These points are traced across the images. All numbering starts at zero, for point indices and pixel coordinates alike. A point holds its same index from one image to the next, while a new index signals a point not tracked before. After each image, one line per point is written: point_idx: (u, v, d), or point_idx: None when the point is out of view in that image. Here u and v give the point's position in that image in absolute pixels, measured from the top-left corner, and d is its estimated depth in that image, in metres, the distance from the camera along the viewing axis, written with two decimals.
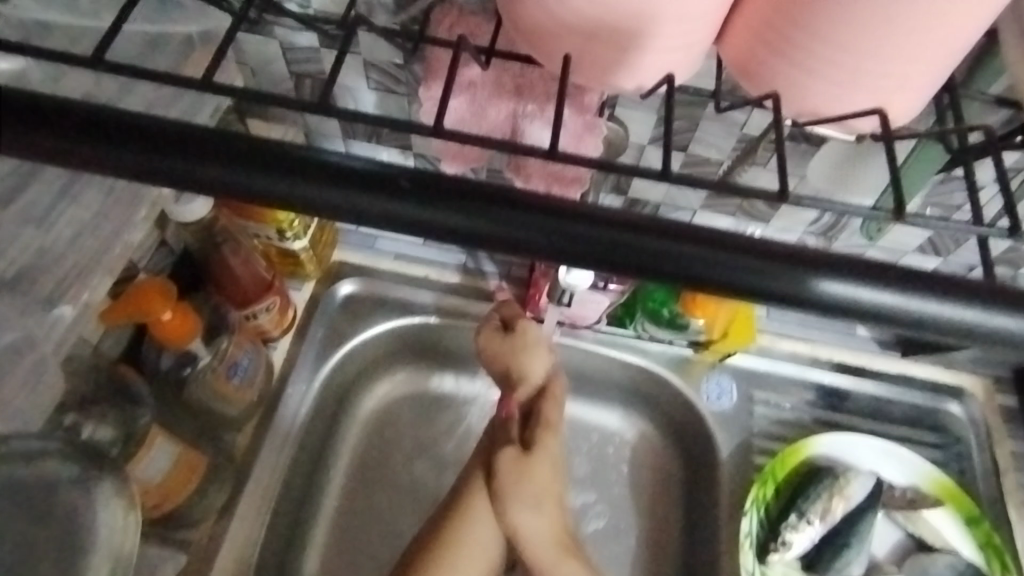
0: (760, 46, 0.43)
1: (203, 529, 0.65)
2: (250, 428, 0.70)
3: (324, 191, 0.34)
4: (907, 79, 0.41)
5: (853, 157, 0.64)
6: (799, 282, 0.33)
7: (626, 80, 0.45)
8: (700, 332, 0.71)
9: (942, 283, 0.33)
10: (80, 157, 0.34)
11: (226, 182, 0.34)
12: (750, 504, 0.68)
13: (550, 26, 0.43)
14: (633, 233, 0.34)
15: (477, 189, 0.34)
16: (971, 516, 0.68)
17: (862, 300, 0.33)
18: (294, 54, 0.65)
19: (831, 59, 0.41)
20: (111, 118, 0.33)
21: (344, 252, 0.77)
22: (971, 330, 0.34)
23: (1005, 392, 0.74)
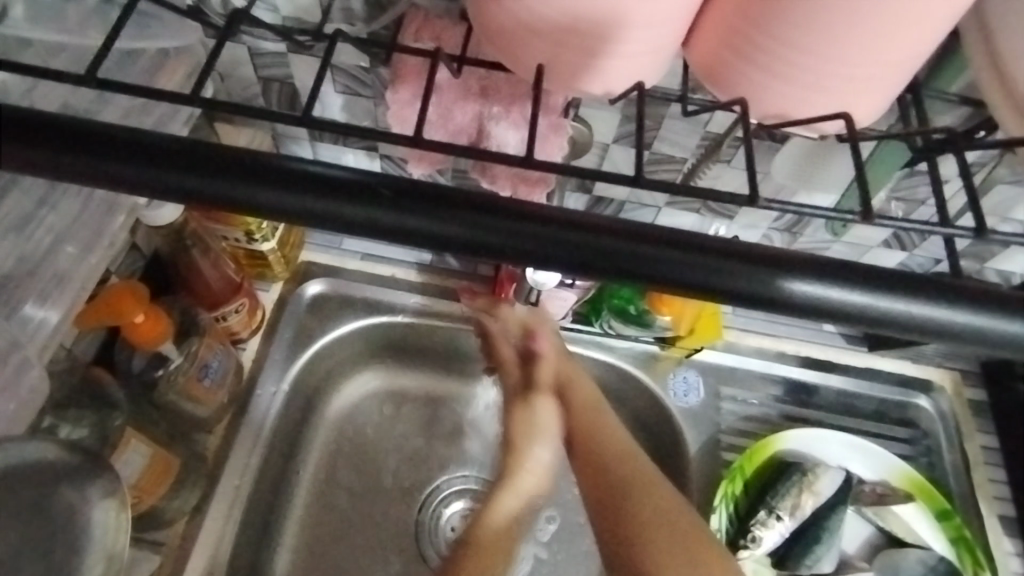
0: (725, 50, 0.43)
1: (176, 529, 0.66)
2: (221, 428, 0.70)
3: (292, 196, 0.34)
4: (867, 82, 0.41)
5: (814, 154, 0.65)
6: (761, 278, 0.33)
7: (592, 84, 0.46)
8: (667, 329, 0.71)
9: (907, 282, 0.33)
10: (24, 164, 0.33)
11: (184, 186, 0.34)
12: (720, 500, 0.68)
13: (507, 29, 0.43)
14: (597, 232, 0.34)
15: (446, 194, 0.34)
16: (941, 511, 0.68)
17: (826, 297, 0.33)
18: (262, 59, 0.66)
19: (793, 62, 0.41)
20: (77, 124, 0.34)
21: (313, 253, 0.78)
22: (930, 326, 0.33)
23: (972, 386, 0.75)
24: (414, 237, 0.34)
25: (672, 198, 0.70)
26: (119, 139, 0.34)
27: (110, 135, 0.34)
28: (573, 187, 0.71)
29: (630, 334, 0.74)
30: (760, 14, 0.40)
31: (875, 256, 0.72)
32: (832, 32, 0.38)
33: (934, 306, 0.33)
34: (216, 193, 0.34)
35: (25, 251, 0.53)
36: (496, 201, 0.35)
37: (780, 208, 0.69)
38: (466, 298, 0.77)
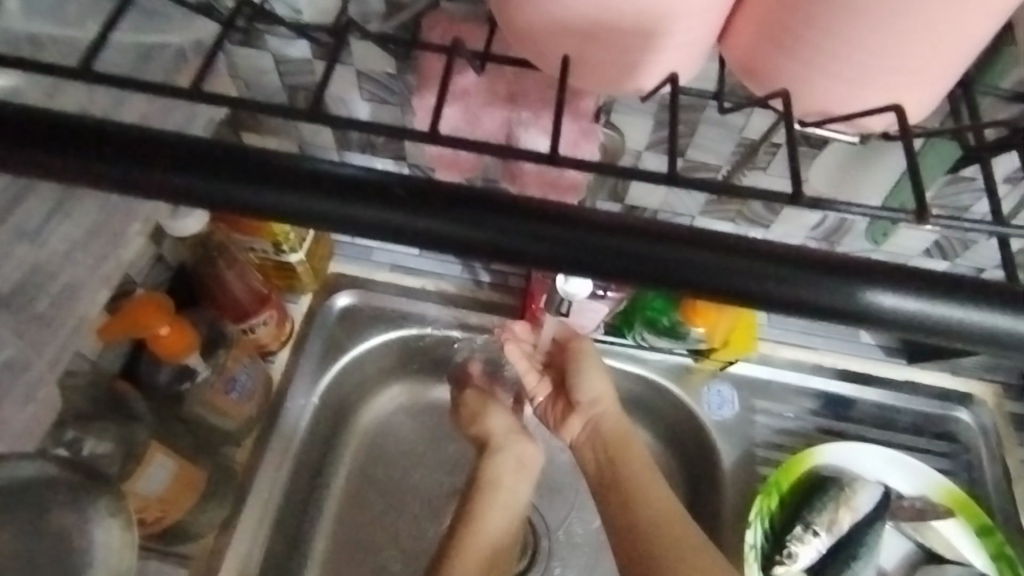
0: (765, 44, 0.41)
1: (204, 543, 0.65)
2: (249, 442, 0.69)
3: (314, 202, 0.32)
4: (920, 76, 0.39)
5: (855, 160, 0.62)
6: (816, 286, 0.31)
7: (626, 80, 0.43)
8: (701, 340, 0.69)
9: (981, 291, 0.30)
10: (71, 172, 0.33)
11: (210, 193, 0.33)
12: (755, 516, 0.66)
13: (544, 31, 0.41)
14: (637, 236, 0.31)
15: (474, 196, 0.32)
16: (982, 527, 0.66)
17: (888, 307, 0.30)
18: (287, 67, 0.64)
19: (840, 57, 0.39)
20: (104, 133, 0.33)
21: (340, 264, 0.77)
22: (1019, 342, 0.30)
23: (1014, 398, 0.73)
24: (447, 245, 0.32)
25: (707, 206, 0.68)
26: (163, 148, 0.33)
27: (156, 145, 0.33)
28: (604, 196, 0.69)
29: (663, 346, 0.72)
30: (809, 8, 0.38)
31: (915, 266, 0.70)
32: (882, 23, 0.36)
33: (1015, 316, 0.30)
34: (243, 200, 0.33)
35: (37, 260, 0.52)
36: (531, 204, 0.32)
37: (819, 216, 0.67)
38: (493, 307, 0.76)
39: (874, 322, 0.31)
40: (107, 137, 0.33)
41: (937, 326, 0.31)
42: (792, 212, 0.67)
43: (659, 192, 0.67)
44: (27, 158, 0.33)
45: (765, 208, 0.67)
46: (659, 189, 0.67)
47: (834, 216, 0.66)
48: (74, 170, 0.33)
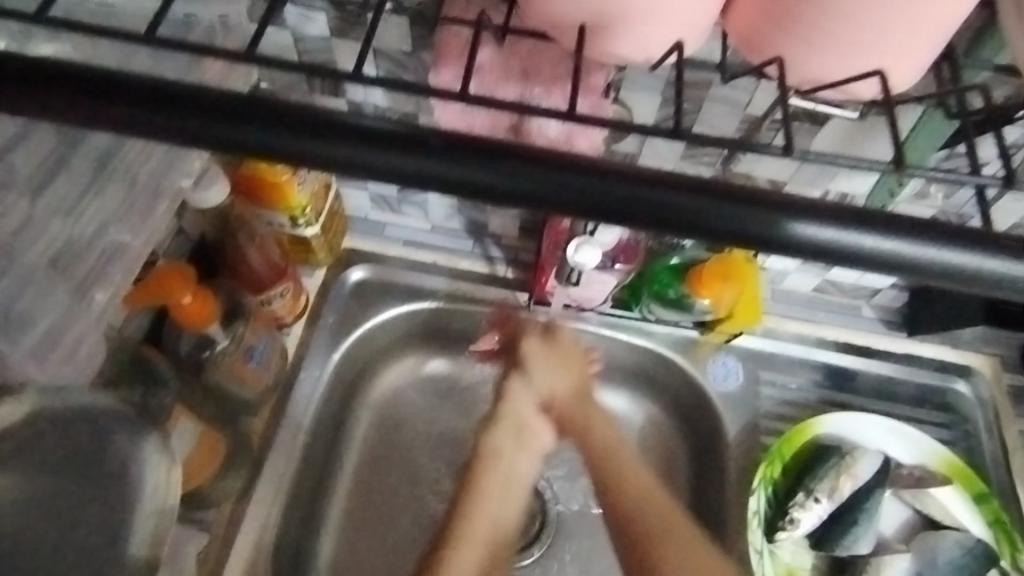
0: (764, 15, 0.43)
1: (224, 509, 0.67)
2: (266, 412, 0.71)
3: (324, 146, 0.35)
4: (909, 44, 0.40)
5: (858, 134, 0.64)
6: (777, 223, 0.34)
7: (631, 51, 0.44)
8: (707, 312, 0.71)
9: (925, 228, 0.34)
10: (127, 124, 0.35)
11: (232, 138, 0.35)
12: (758, 483, 0.69)
13: (551, 3, 0.43)
14: (619, 178, 0.34)
15: (470, 141, 0.35)
16: (978, 494, 0.69)
17: (841, 242, 0.34)
18: (306, 45, 0.66)
19: (831, 26, 0.40)
20: (144, 87, 0.34)
21: (354, 238, 0.79)
22: (959, 274, 0.34)
23: (1012, 372, 0.75)
24: (448, 186, 0.35)
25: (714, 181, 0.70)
26: (207, 97, 0.35)
27: (201, 97, 0.35)
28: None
29: (668, 318, 0.74)
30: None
31: None
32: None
33: (956, 251, 0.34)
34: (281, 147, 0.35)
35: (73, 235, 0.53)
36: (549, 155, 0.35)
37: (822, 192, 0.68)
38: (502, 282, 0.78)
39: (858, 260, 0.34)
40: (147, 90, 0.35)
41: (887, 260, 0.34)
42: (796, 186, 0.68)
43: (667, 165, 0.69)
44: (69, 109, 0.34)
45: (770, 182, 0.69)
46: (667, 164, 0.69)
47: (836, 192, 0.68)
48: (123, 120, 0.35)
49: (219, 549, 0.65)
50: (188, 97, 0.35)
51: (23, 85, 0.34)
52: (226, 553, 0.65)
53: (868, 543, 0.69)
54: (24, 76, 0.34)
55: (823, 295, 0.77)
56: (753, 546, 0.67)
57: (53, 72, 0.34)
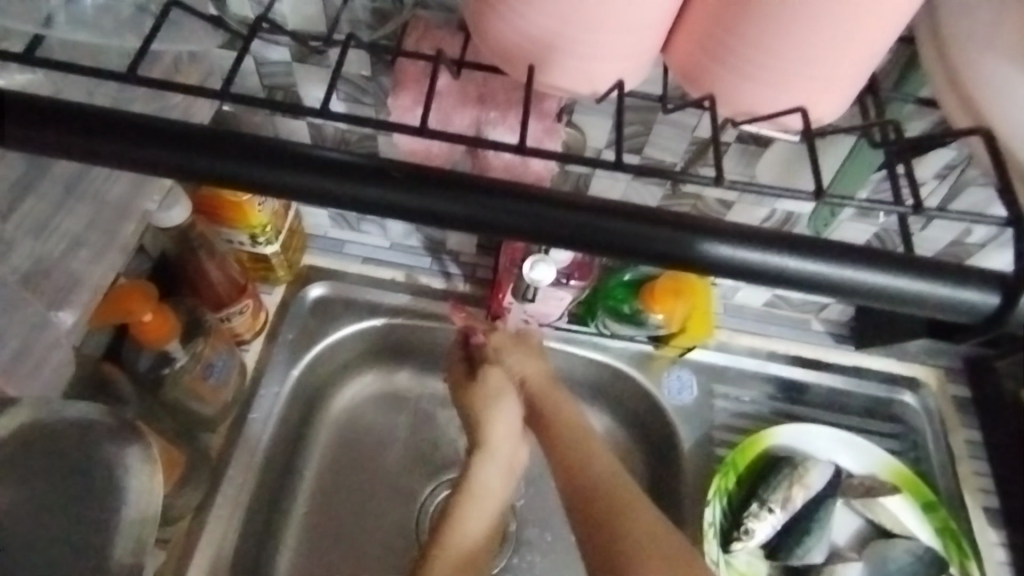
0: (701, 50, 0.45)
1: (181, 527, 0.66)
2: (224, 428, 0.71)
3: (276, 173, 0.37)
4: (829, 84, 0.44)
5: (799, 156, 0.66)
6: (694, 245, 0.37)
7: (581, 85, 0.46)
8: (660, 326, 0.73)
9: (830, 249, 0.37)
10: (76, 151, 0.36)
11: (184, 164, 0.36)
12: (713, 494, 0.70)
13: (502, 36, 0.45)
14: (550, 204, 0.37)
15: (413, 170, 0.37)
16: (927, 502, 0.71)
17: (755, 262, 0.37)
18: (267, 69, 0.68)
19: (760, 62, 0.43)
20: (93, 115, 0.36)
21: (314, 256, 0.80)
22: (862, 289, 0.37)
23: (955, 382, 0.79)
24: (393, 211, 0.37)
25: (667, 200, 0.72)
26: (144, 125, 0.36)
27: (143, 124, 0.36)
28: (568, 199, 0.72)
29: (624, 331, 0.75)
30: (731, 17, 0.42)
31: None
32: (794, 31, 0.41)
33: (859, 270, 0.37)
34: (235, 172, 0.36)
35: (44, 254, 0.53)
36: (485, 181, 0.37)
37: (768, 209, 0.71)
38: (461, 298, 0.80)
39: (784, 282, 0.37)
40: (96, 118, 0.36)
41: (798, 277, 0.37)
42: (744, 205, 0.71)
43: (619, 185, 0.71)
44: (15, 135, 0.36)
45: (719, 201, 0.71)
46: (620, 182, 0.70)
47: (782, 210, 0.71)
48: (68, 145, 0.36)
49: (175, 569, 0.64)
50: (139, 126, 0.36)
51: None
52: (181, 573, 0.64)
53: (821, 554, 0.70)
54: None
55: (774, 310, 0.80)
56: (709, 557, 0.67)
57: (6, 98, 0.36)
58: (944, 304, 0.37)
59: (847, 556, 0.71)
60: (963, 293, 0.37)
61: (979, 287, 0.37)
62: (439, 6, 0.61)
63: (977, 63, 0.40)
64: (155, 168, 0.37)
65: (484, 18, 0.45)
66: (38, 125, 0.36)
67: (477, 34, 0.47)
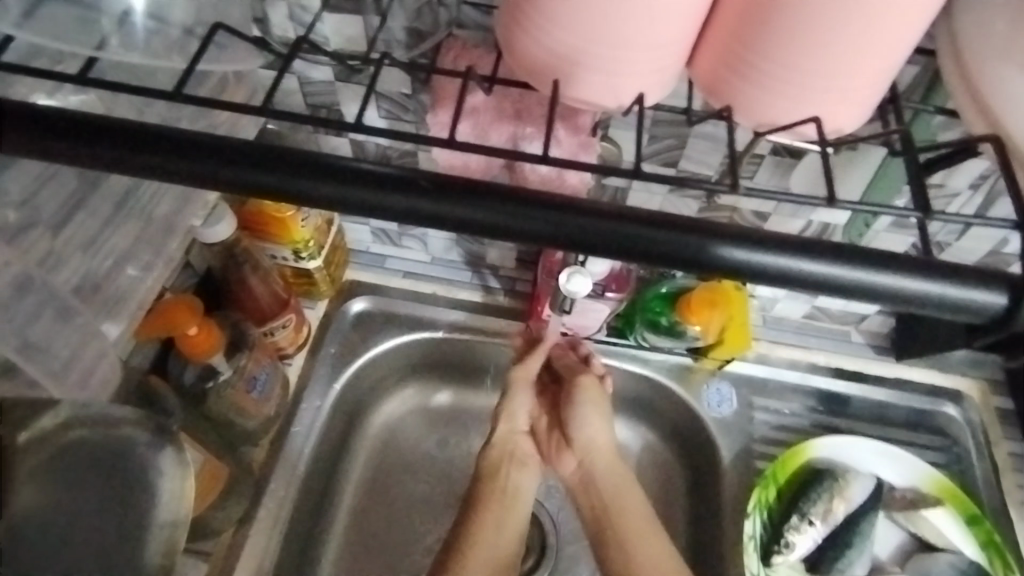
0: (724, 63, 0.45)
1: (223, 539, 0.67)
2: (266, 442, 0.72)
3: (316, 184, 0.38)
4: (852, 93, 0.44)
5: (834, 166, 0.66)
6: (719, 250, 0.37)
7: (608, 98, 0.47)
8: (698, 338, 0.73)
9: (857, 254, 0.37)
10: (138, 167, 0.38)
11: (233, 178, 0.38)
12: (753, 507, 0.69)
13: (529, 53, 0.45)
14: (577, 211, 0.38)
15: (444, 180, 0.38)
16: (971, 516, 0.69)
17: (781, 266, 0.37)
18: (312, 88, 0.69)
19: (780, 72, 0.43)
20: (153, 133, 0.38)
21: (357, 272, 0.82)
22: (889, 292, 0.37)
23: (999, 395, 0.79)
24: (426, 219, 0.38)
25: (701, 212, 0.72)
26: (201, 143, 0.38)
27: (209, 144, 0.38)
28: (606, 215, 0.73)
29: (661, 342, 0.76)
30: (754, 30, 0.42)
31: None
32: (816, 42, 0.41)
33: (886, 274, 0.37)
34: (279, 185, 0.38)
35: (91, 270, 0.55)
36: (515, 190, 0.38)
37: (804, 222, 0.70)
38: (500, 312, 0.81)
39: (810, 286, 0.38)
40: (155, 136, 0.38)
41: (825, 281, 0.37)
42: (780, 216, 0.70)
43: (656, 198, 0.71)
44: (89, 154, 0.38)
45: (755, 212, 0.71)
46: (656, 197, 0.71)
47: (818, 221, 0.70)
48: (133, 162, 0.38)
49: None
50: (193, 143, 0.38)
51: (50, 134, 0.37)
52: None
53: (862, 568, 0.70)
54: (61, 126, 0.37)
55: (814, 322, 0.81)
56: (749, 571, 0.67)
57: (83, 121, 0.38)
58: (947, 305, 0.37)
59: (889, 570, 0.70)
60: (968, 293, 0.37)
61: (986, 288, 0.37)
62: (475, 25, 0.62)
63: (1006, 76, 0.40)
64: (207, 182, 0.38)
65: (512, 36, 0.46)
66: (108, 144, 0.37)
67: (507, 52, 0.48)
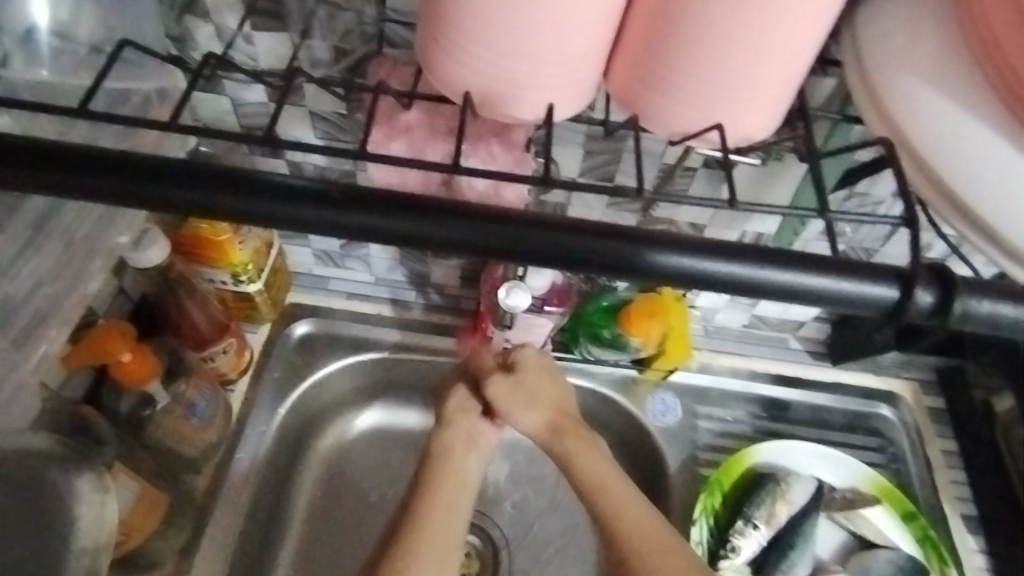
0: (639, 78, 0.45)
1: (166, 570, 0.66)
2: (210, 469, 0.71)
3: (235, 200, 0.37)
4: (755, 103, 0.44)
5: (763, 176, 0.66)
6: (642, 255, 0.37)
7: (522, 110, 0.45)
8: (639, 349, 0.74)
9: (780, 256, 0.37)
10: (57, 187, 0.37)
11: (150, 194, 0.37)
12: (699, 513, 0.71)
13: (448, 71, 0.44)
14: (502, 221, 0.37)
15: (369, 193, 0.37)
16: (906, 512, 0.72)
17: (704, 270, 0.37)
18: (244, 109, 0.67)
19: (694, 82, 0.43)
20: (68, 153, 0.37)
21: (299, 294, 0.83)
22: (816, 295, 0.37)
23: (932, 395, 0.84)
24: (353, 231, 0.37)
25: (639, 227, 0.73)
26: (117, 161, 0.37)
27: (121, 160, 0.37)
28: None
29: (604, 354, 0.76)
30: (659, 40, 0.42)
31: None
32: (712, 47, 0.41)
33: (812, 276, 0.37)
34: (199, 201, 0.37)
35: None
36: (441, 202, 0.38)
37: (740, 234, 0.71)
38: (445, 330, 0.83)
39: (737, 289, 0.37)
40: (72, 155, 0.37)
41: (749, 285, 0.37)
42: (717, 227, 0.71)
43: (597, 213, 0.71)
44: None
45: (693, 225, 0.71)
46: (595, 212, 0.71)
47: (752, 232, 0.71)
48: (49, 181, 0.37)
49: None
50: (110, 159, 0.37)
51: None
52: None
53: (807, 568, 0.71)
54: None
55: (755, 330, 0.85)
56: None
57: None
58: (838, 298, 0.37)
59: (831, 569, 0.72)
60: (852, 287, 0.37)
61: (873, 280, 0.37)
62: (404, 43, 0.61)
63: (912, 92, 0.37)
64: (127, 200, 0.38)
65: (427, 49, 0.45)
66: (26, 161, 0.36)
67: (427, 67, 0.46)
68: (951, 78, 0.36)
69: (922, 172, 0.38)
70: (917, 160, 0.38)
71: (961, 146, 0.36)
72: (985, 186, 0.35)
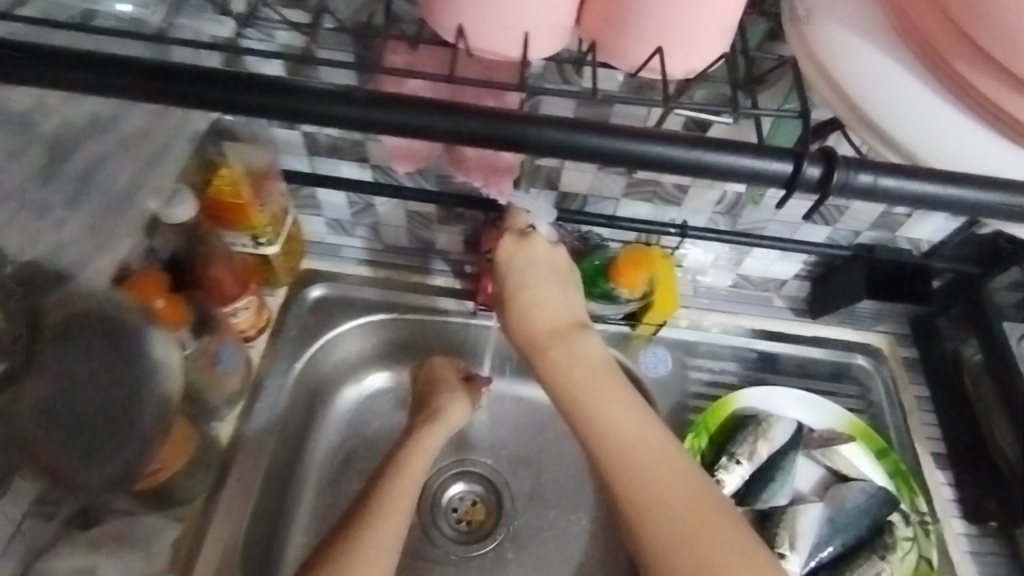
0: (608, 16, 0.48)
1: (195, 507, 0.69)
2: (234, 416, 0.76)
3: (198, 89, 0.40)
4: (698, 32, 0.46)
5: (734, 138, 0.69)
6: (560, 139, 0.40)
7: (502, 43, 0.48)
8: (631, 302, 0.79)
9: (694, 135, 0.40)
10: (47, 82, 0.40)
11: (120, 86, 0.40)
12: (687, 451, 0.76)
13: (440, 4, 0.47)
14: (442, 109, 0.40)
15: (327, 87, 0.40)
16: (880, 449, 0.78)
17: (621, 149, 0.40)
18: None
19: (650, 9, 0.45)
20: (55, 51, 0.40)
21: (313, 260, 0.89)
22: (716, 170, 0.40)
23: (904, 345, 0.90)
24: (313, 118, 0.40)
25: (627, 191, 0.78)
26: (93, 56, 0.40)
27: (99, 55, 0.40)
28: (554, 199, 0.80)
29: (598, 308, 0.82)
30: None
31: (805, 232, 0.81)
32: None
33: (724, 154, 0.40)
34: (169, 89, 0.40)
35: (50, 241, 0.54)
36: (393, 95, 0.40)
37: (720, 193, 0.77)
38: (450, 292, 0.89)
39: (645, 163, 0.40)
40: (59, 55, 0.40)
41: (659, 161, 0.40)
42: (699, 187, 0.76)
43: (587, 176, 0.76)
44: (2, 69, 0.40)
45: (676, 186, 0.77)
46: (586, 174, 0.76)
47: (732, 192, 0.77)
48: (32, 74, 0.40)
49: (190, 543, 0.67)
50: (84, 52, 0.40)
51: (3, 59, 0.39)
52: (195, 554, 0.67)
53: (785, 497, 0.75)
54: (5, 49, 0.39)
55: (740, 289, 0.91)
56: None
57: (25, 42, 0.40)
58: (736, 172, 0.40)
59: (809, 497, 0.75)
60: (749, 162, 0.40)
61: (769, 158, 0.40)
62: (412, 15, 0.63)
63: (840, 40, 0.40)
64: (105, 89, 0.40)
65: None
66: (30, 55, 0.39)
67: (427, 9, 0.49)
68: (872, 30, 0.39)
69: (856, 118, 0.39)
70: (852, 108, 0.39)
71: (904, 114, 0.38)
72: (917, 115, 0.38)
